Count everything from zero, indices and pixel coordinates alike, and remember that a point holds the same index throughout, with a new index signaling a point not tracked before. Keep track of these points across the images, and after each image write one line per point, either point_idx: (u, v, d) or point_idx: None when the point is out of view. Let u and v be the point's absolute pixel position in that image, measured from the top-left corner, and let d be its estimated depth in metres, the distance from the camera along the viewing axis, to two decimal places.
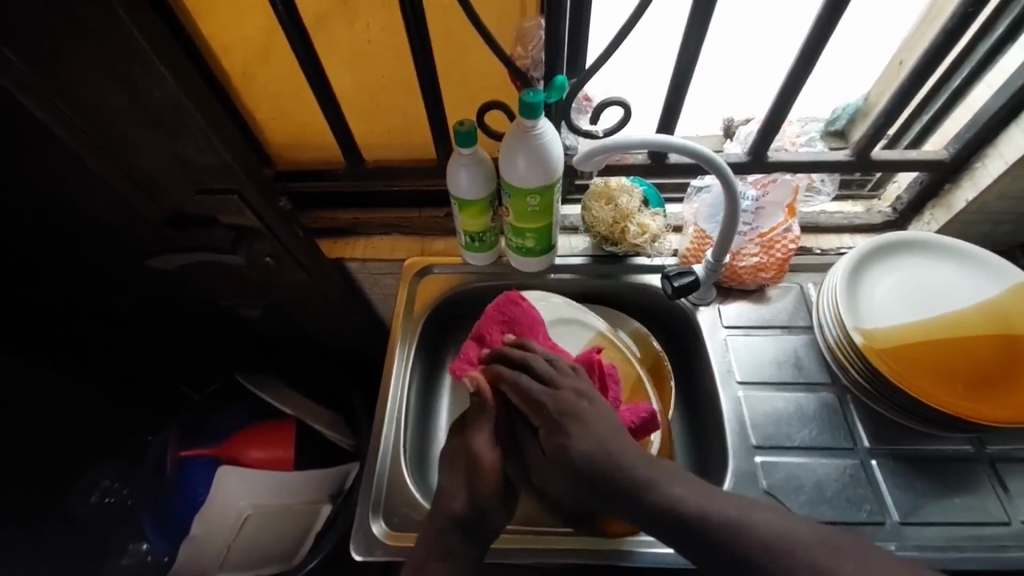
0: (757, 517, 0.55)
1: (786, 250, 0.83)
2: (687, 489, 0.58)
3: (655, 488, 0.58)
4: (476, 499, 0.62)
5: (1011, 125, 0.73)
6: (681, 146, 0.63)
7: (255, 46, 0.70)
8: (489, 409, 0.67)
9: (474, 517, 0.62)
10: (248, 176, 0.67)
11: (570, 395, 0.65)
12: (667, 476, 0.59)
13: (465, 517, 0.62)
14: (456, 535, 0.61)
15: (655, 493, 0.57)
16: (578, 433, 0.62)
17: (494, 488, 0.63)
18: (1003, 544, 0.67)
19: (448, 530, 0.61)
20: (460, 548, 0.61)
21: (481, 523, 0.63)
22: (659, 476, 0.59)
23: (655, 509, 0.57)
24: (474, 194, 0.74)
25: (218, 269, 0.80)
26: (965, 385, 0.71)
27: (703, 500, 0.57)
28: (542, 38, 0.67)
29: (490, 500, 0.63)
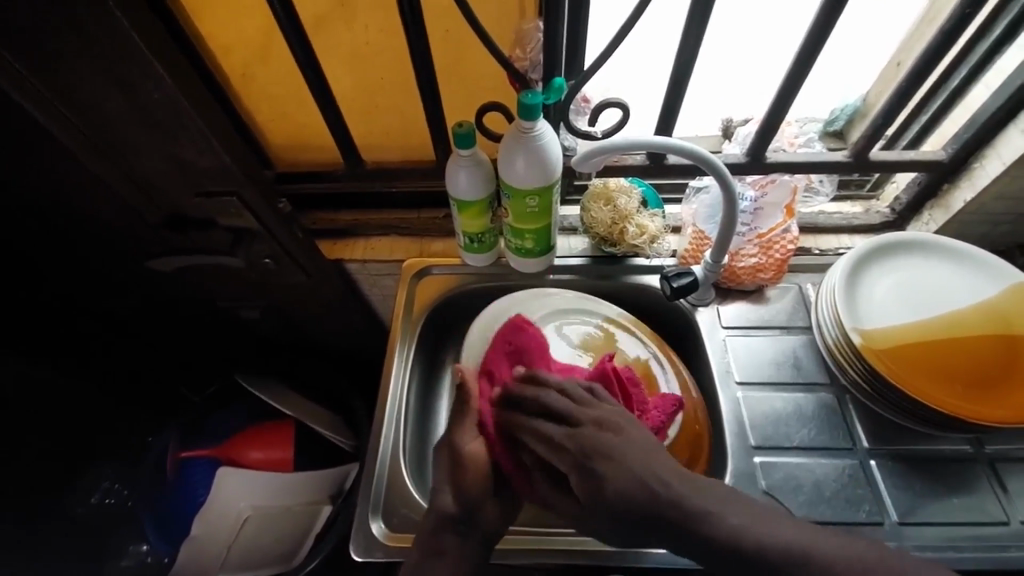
0: (825, 545, 0.50)
1: (786, 250, 0.83)
2: (740, 514, 0.52)
3: (707, 522, 0.52)
4: (465, 498, 0.62)
5: (1009, 125, 0.73)
6: (679, 147, 0.63)
7: (255, 48, 0.71)
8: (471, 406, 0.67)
9: (468, 515, 0.62)
10: (248, 178, 0.67)
11: (590, 429, 0.60)
12: (719, 502, 0.53)
13: (458, 516, 0.62)
14: (448, 535, 0.61)
15: (708, 524, 0.52)
16: (610, 471, 0.56)
17: (481, 485, 0.63)
18: (1003, 545, 0.67)
19: (439, 529, 0.61)
20: (452, 548, 0.61)
21: (475, 518, 0.63)
22: (711, 507, 0.53)
23: (708, 540, 0.51)
24: (473, 196, 0.75)
25: (217, 270, 0.80)
26: (965, 385, 0.71)
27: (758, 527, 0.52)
28: (541, 40, 0.67)
29: (478, 496, 0.63)
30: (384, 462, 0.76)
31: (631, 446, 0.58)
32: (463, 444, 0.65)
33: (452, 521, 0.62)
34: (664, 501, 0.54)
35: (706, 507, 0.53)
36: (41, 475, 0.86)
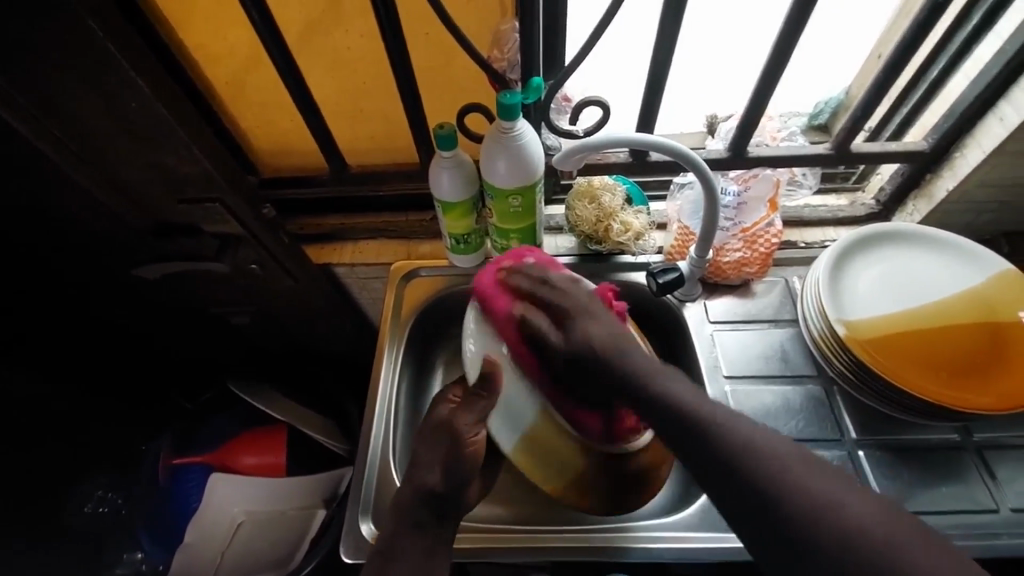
0: (772, 444, 0.51)
1: (770, 244, 0.83)
2: (692, 397, 0.57)
3: (660, 395, 0.58)
4: (451, 476, 0.70)
5: (987, 114, 0.73)
6: (659, 143, 0.64)
7: (236, 56, 0.71)
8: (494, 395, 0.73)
9: (450, 493, 0.69)
10: (231, 185, 0.68)
11: (572, 301, 0.71)
12: (670, 379, 0.60)
13: (443, 494, 0.69)
14: (424, 509, 0.68)
15: (661, 392, 0.58)
16: (594, 329, 0.67)
17: (470, 464, 0.71)
18: (992, 532, 0.68)
19: (417, 504, 0.68)
20: (427, 522, 0.68)
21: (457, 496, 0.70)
22: (670, 387, 0.59)
23: (657, 404, 0.58)
24: (457, 197, 0.75)
25: (204, 277, 0.80)
26: (951, 373, 0.71)
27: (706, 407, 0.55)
28: (518, 41, 0.67)
29: (465, 476, 0.70)
30: (372, 465, 0.76)
31: (597, 312, 0.70)
32: (467, 431, 0.72)
33: (435, 502, 0.68)
34: (631, 373, 0.62)
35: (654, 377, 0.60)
36: (34, 486, 0.86)
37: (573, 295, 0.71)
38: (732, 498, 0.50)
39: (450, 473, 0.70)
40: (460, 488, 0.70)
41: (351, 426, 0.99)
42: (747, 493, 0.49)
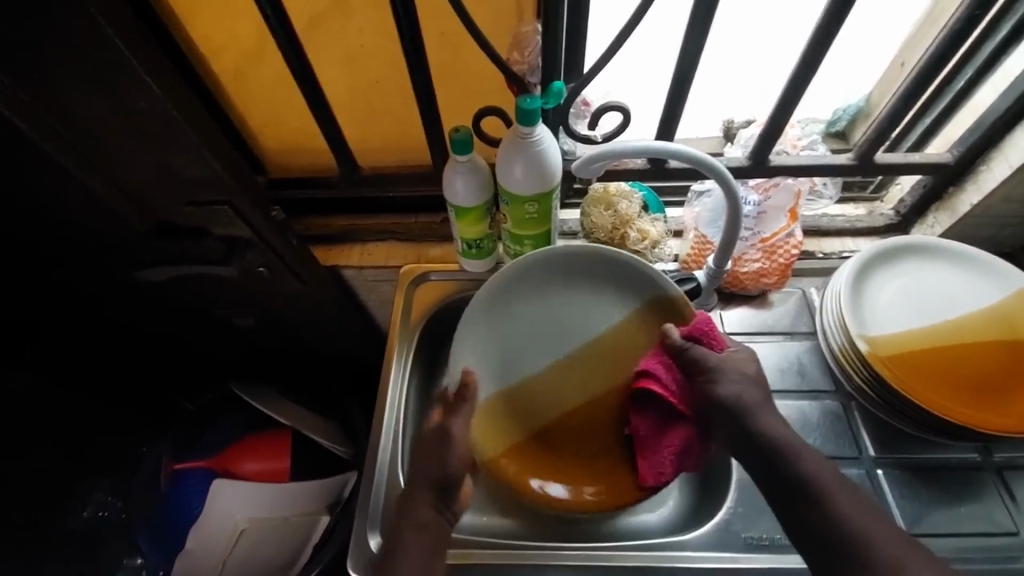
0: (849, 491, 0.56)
1: (789, 256, 0.81)
2: (779, 431, 0.62)
3: (761, 424, 0.62)
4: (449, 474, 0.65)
5: (1016, 127, 0.71)
6: (679, 151, 0.62)
7: (244, 51, 0.69)
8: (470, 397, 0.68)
9: (455, 487, 0.66)
10: (239, 187, 0.66)
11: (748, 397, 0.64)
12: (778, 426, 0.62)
13: (439, 485, 0.66)
14: (428, 506, 0.65)
15: (749, 421, 0.62)
16: (765, 421, 0.62)
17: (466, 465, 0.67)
18: (1011, 554, 0.66)
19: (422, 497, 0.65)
20: (429, 519, 0.64)
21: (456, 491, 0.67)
22: (784, 437, 0.61)
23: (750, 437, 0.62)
24: (471, 202, 0.73)
25: (208, 280, 0.78)
26: (971, 392, 0.70)
27: (797, 451, 0.60)
28: (539, 44, 0.65)
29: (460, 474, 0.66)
30: (382, 469, 0.75)
31: (751, 385, 0.65)
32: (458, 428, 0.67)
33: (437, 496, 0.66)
34: (759, 437, 0.61)
35: (766, 422, 0.62)
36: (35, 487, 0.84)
37: (747, 370, 0.66)
38: (812, 532, 0.55)
39: (444, 469, 0.66)
40: (457, 482, 0.66)
41: (354, 431, 0.97)
42: (826, 529, 0.54)
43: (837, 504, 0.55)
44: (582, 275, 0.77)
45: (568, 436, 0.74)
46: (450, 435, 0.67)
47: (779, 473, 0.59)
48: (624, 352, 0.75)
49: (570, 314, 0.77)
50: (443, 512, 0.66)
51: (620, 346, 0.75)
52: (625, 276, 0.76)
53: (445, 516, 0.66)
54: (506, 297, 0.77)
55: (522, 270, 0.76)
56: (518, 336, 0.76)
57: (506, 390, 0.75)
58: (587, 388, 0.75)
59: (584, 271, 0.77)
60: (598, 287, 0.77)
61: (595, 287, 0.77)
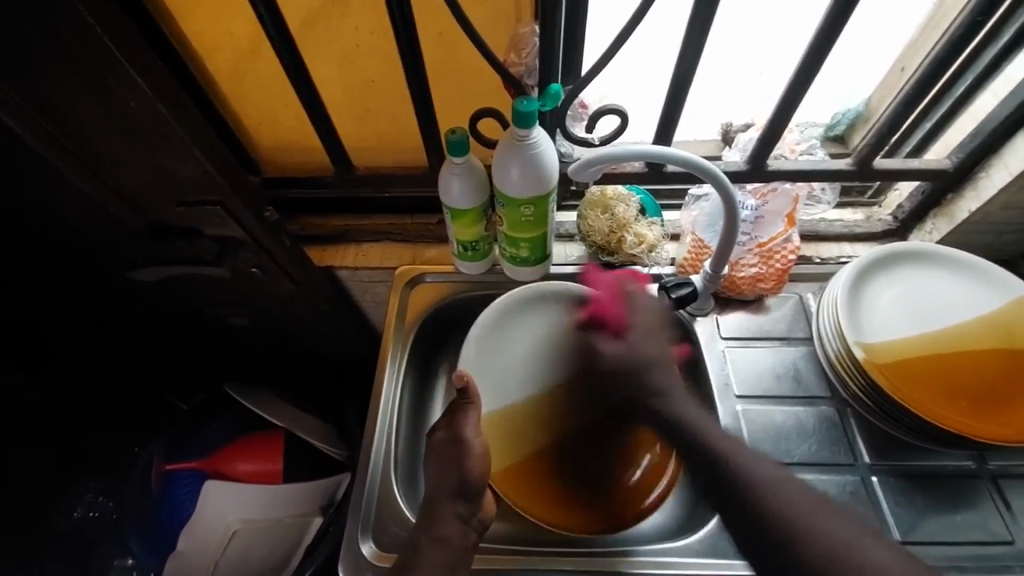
0: (790, 490, 0.56)
1: (786, 261, 0.81)
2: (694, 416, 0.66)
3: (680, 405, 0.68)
4: (469, 480, 0.66)
5: (1015, 134, 0.71)
6: (676, 156, 0.61)
7: (238, 50, 0.68)
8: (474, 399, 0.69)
9: (476, 493, 0.67)
10: (232, 188, 0.65)
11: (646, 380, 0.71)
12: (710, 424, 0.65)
13: (461, 492, 0.66)
14: (451, 519, 0.65)
15: (660, 407, 0.68)
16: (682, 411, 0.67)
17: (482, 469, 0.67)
18: (1005, 563, 0.66)
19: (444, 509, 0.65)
20: (452, 534, 0.64)
21: (475, 496, 0.67)
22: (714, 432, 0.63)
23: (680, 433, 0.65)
24: (467, 204, 0.73)
25: (200, 281, 0.77)
26: (969, 400, 0.69)
27: (704, 427, 0.64)
28: (536, 45, 0.65)
29: (479, 477, 0.66)
30: (376, 471, 0.74)
31: (660, 364, 0.71)
32: (471, 433, 0.67)
33: (460, 506, 0.66)
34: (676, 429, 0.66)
35: (676, 407, 0.67)
36: None
37: (654, 351, 0.72)
38: (749, 529, 0.56)
39: (464, 481, 0.66)
40: (477, 489, 0.66)
41: (347, 433, 0.96)
42: (764, 523, 0.55)
43: (769, 499, 0.56)
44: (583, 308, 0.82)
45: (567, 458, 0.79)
46: (469, 448, 0.67)
47: (694, 450, 0.63)
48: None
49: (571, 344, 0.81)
50: (469, 521, 0.66)
51: None
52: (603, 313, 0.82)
53: (469, 525, 0.66)
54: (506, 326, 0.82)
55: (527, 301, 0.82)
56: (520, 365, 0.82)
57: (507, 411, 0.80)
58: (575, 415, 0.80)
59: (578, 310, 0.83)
60: None
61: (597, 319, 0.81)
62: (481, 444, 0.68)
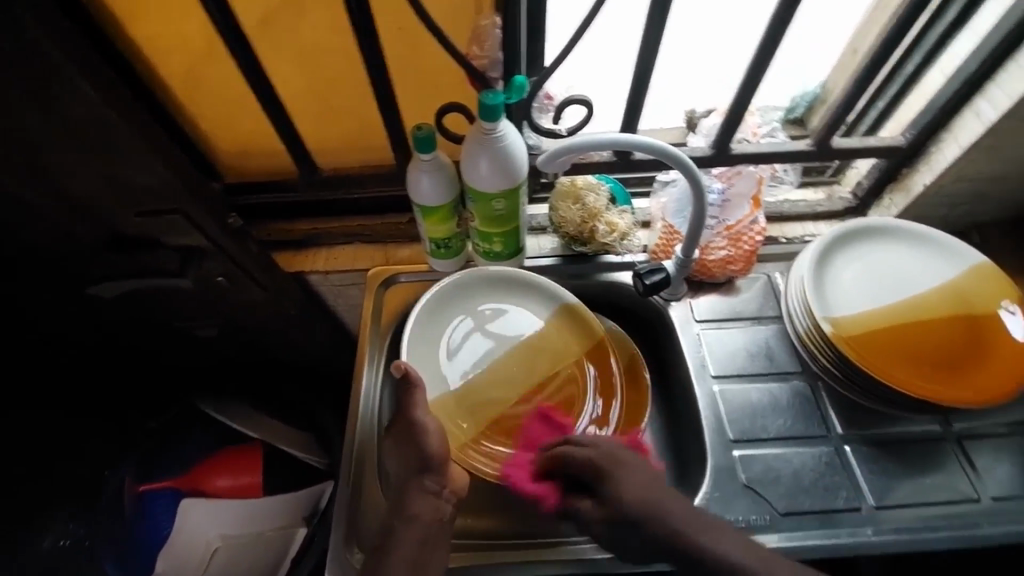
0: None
1: (753, 242, 0.83)
2: (680, 510, 0.58)
3: (610, 493, 0.61)
4: (429, 454, 0.65)
5: (963, 110, 0.74)
6: (641, 142, 0.62)
7: (191, 52, 0.66)
8: (417, 386, 0.68)
9: (441, 466, 0.66)
10: (192, 194, 0.63)
11: (621, 493, 0.60)
12: (704, 524, 0.57)
13: (425, 468, 0.65)
14: (420, 497, 0.64)
15: (655, 521, 0.58)
16: (671, 515, 0.58)
17: (443, 444, 0.66)
18: (975, 521, 0.69)
19: (410, 486, 0.65)
20: (423, 511, 0.63)
21: (442, 467, 0.66)
22: (714, 531, 0.56)
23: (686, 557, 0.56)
24: (437, 201, 0.72)
25: (162, 294, 0.75)
26: (931, 366, 0.72)
27: (689, 525, 0.57)
28: (499, 37, 0.64)
29: (440, 452, 0.65)
30: (358, 476, 0.74)
31: (632, 462, 0.63)
32: (422, 413, 0.67)
33: (429, 482, 0.65)
34: (674, 534, 0.57)
35: (673, 517, 0.58)
36: None
37: (640, 482, 0.61)
38: None
39: (425, 457, 0.65)
40: (443, 462, 0.66)
41: (328, 439, 0.95)
42: None
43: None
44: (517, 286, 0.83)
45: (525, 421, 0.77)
46: (422, 426, 0.66)
47: (652, 538, 0.58)
48: (569, 352, 0.81)
49: (511, 319, 0.82)
50: (442, 495, 0.66)
51: (552, 346, 0.81)
52: (534, 289, 0.83)
53: (441, 498, 0.66)
54: (452, 299, 0.82)
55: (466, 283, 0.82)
56: (467, 343, 0.80)
57: (461, 386, 0.78)
58: (519, 379, 0.79)
59: (517, 289, 0.83)
60: (539, 293, 0.83)
61: (531, 294, 0.83)
62: (434, 423, 0.67)
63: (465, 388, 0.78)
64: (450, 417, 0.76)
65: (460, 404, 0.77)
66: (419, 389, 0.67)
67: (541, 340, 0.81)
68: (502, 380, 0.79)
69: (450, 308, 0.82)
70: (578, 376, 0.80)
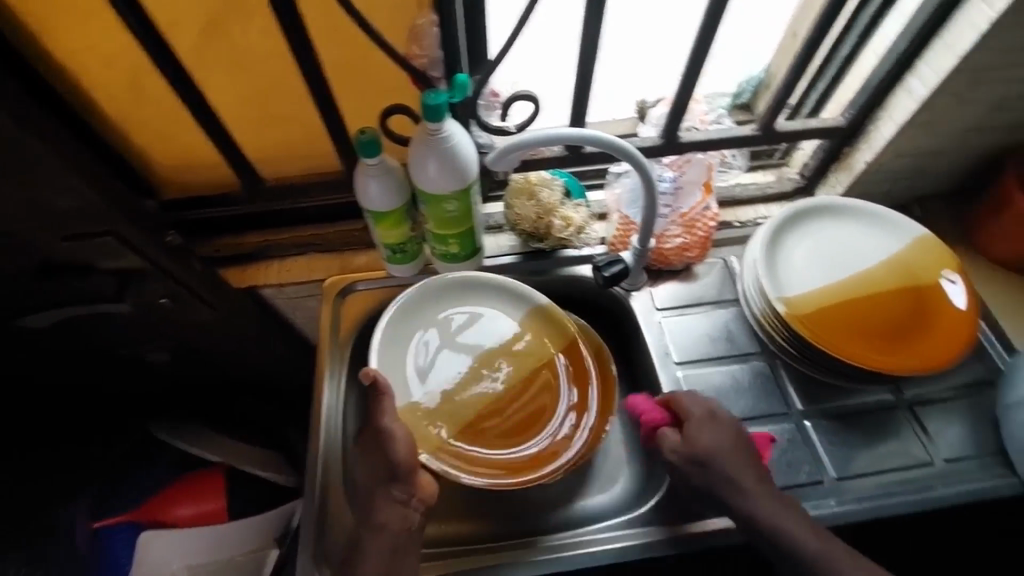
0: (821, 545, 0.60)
1: (707, 228, 0.84)
2: (738, 469, 0.65)
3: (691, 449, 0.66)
4: (395, 464, 0.63)
5: (896, 89, 0.76)
6: (590, 136, 0.62)
7: (111, 64, 0.62)
8: (386, 392, 0.64)
9: (408, 475, 0.64)
10: (123, 215, 0.60)
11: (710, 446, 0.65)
12: (751, 484, 0.64)
13: (392, 478, 0.63)
14: (388, 506, 0.63)
15: (726, 476, 0.64)
16: (726, 469, 0.64)
17: (410, 453, 0.64)
18: (929, 484, 0.72)
19: (377, 495, 0.64)
20: (391, 520, 0.63)
21: (409, 476, 0.64)
22: (751, 493, 0.63)
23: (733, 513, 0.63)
24: (386, 206, 0.70)
25: (101, 320, 0.71)
26: (880, 338, 0.74)
27: (744, 487, 0.64)
28: (437, 36, 0.62)
29: (407, 462, 0.63)
30: (323, 488, 0.72)
31: (717, 421, 0.67)
32: (389, 421, 0.64)
33: (396, 491, 0.63)
34: (722, 487, 0.64)
35: (740, 478, 0.64)
36: None
37: (711, 439, 0.66)
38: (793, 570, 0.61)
39: (393, 467, 0.63)
40: (410, 471, 0.64)
41: None
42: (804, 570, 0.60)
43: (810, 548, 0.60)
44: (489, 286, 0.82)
45: (502, 421, 0.77)
46: (389, 434, 0.63)
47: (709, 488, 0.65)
48: (540, 350, 0.81)
49: (482, 319, 0.81)
50: (409, 504, 0.64)
51: (524, 345, 0.81)
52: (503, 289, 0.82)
53: (409, 507, 0.64)
54: (422, 303, 0.80)
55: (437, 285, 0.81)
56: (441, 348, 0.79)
57: (436, 397, 0.76)
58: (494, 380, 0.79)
59: (486, 290, 0.82)
60: (509, 294, 0.82)
61: (503, 293, 0.82)
62: (402, 431, 0.64)
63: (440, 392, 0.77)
64: (425, 422, 0.75)
65: (435, 408, 0.76)
66: (388, 397, 0.64)
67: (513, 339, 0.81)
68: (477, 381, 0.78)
69: (421, 312, 0.80)
70: (552, 367, 0.80)
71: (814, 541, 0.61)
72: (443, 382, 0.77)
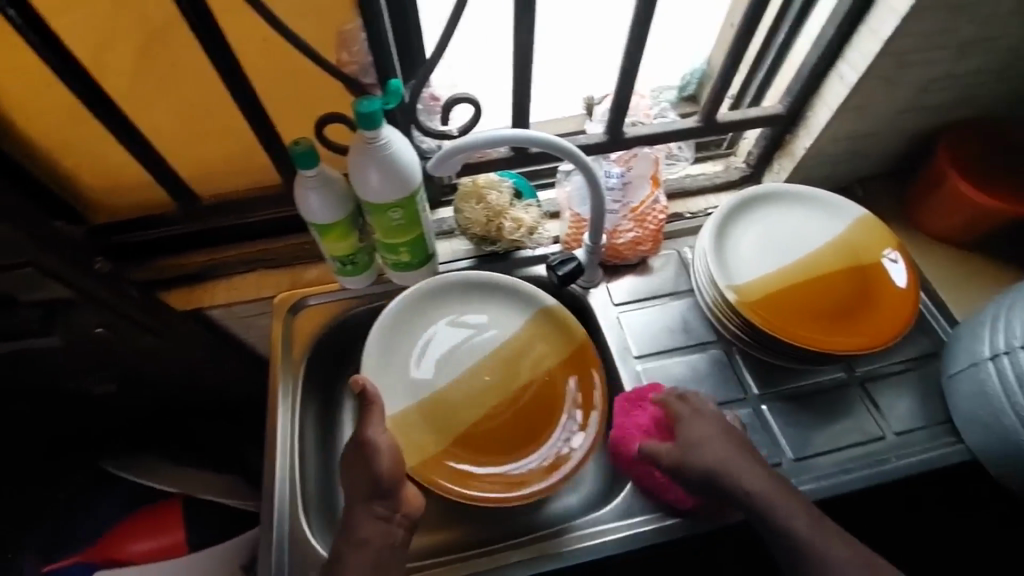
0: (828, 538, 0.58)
1: (658, 221, 0.85)
2: (738, 458, 0.63)
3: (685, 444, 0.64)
4: (381, 479, 0.61)
5: (828, 75, 0.78)
6: (533, 136, 0.62)
7: (20, 86, 0.59)
8: (374, 404, 0.62)
9: (394, 489, 0.62)
10: (42, 244, 0.56)
11: (704, 437, 0.64)
12: (748, 469, 0.62)
13: (377, 493, 0.61)
14: (369, 521, 0.61)
15: (728, 470, 0.62)
16: (725, 461, 0.62)
17: (395, 467, 0.62)
18: (885, 457, 0.74)
19: (359, 510, 0.62)
20: (373, 536, 0.60)
21: (395, 490, 0.62)
22: (752, 482, 0.61)
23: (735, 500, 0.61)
24: (329, 218, 0.68)
25: (32, 356, 0.67)
26: (829, 319, 0.76)
27: (744, 475, 0.62)
28: (365, 41, 0.62)
29: (393, 477, 0.61)
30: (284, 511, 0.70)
31: (708, 416, 0.67)
32: (374, 432, 0.62)
33: (377, 506, 0.62)
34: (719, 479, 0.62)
35: (740, 473, 0.61)
36: None
37: (701, 430, 0.65)
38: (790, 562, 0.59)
39: (377, 481, 0.61)
40: (395, 486, 0.62)
41: None
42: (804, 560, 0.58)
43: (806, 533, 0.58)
44: (482, 292, 0.81)
45: (504, 430, 0.74)
46: (374, 446, 0.61)
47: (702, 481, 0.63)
48: (545, 352, 0.78)
49: (480, 325, 0.79)
50: (390, 520, 0.62)
51: (523, 348, 0.78)
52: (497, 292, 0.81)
53: (392, 523, 0.63)
54: (412, 312, 0.79)
55: (423, 294, 0.79)
56: (428, 359, 0.77)
57: (427, 408, 0.74)
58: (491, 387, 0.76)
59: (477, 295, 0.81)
60: (503, 297, 0.80)
61: (496, 297, 0.81)
62: (389, 441, 0.62)
63: (437, 401, 0.75)
64: (418, 432, 0.73)
65: (429, 418, 0.74)
66: (376, 409, 0.62)
67: (511, 344, 0.78)
68: (472, 389, 0.76)
69: (411, 321, 0.78)
70: (555, 370, 0.77)
71: (817, 529, 0.59)
72: (431, 394, 0.75)
